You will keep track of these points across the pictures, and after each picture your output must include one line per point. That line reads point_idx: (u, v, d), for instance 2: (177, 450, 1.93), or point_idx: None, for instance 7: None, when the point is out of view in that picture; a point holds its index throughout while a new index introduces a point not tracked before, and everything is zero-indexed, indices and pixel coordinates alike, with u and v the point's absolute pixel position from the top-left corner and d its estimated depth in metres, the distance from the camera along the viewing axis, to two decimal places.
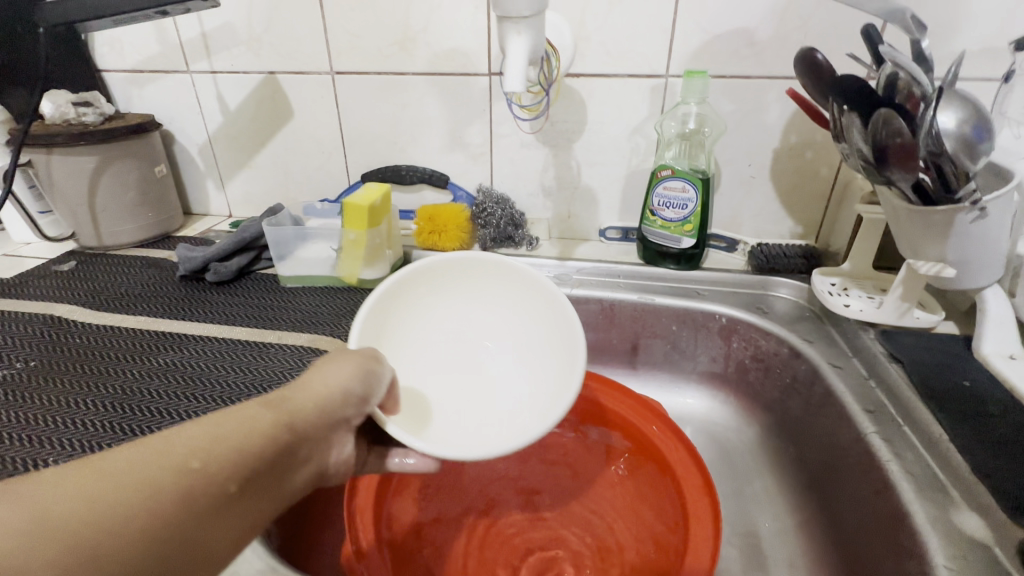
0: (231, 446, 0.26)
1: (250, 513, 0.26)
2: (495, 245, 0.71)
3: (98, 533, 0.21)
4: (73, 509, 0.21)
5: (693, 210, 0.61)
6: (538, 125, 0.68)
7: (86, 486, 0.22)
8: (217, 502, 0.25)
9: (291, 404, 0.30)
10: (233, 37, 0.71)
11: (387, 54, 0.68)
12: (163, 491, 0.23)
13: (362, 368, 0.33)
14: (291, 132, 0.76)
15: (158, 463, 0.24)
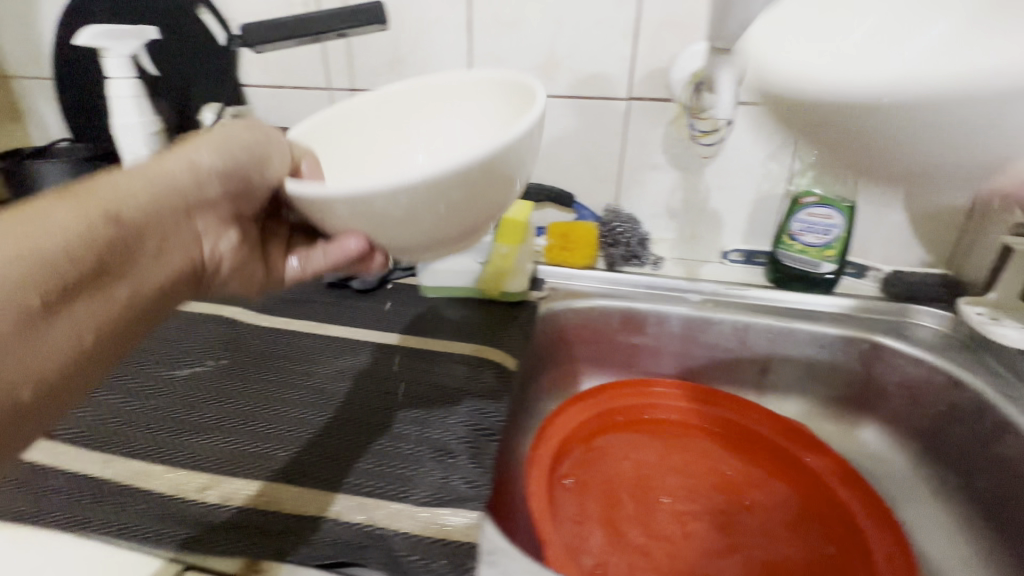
0: (80, 239, 0.30)
1: (136, 289, 0.33)
2: (622, 263, 0.73)
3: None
4: (1, 269, 0.27)
5: (836, 236, 0.63)
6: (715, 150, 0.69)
7: (19, 234, 0.28)
8: (76, 266, 0.29)
9: (127, 184, 0.35)
10: (378, 57, 0.74)
11: (528, 77, 0.71)
12: (49, 258, 0.29)
13: (213, 154, 0.39)
14: None
15: (29, 248, 0.28)
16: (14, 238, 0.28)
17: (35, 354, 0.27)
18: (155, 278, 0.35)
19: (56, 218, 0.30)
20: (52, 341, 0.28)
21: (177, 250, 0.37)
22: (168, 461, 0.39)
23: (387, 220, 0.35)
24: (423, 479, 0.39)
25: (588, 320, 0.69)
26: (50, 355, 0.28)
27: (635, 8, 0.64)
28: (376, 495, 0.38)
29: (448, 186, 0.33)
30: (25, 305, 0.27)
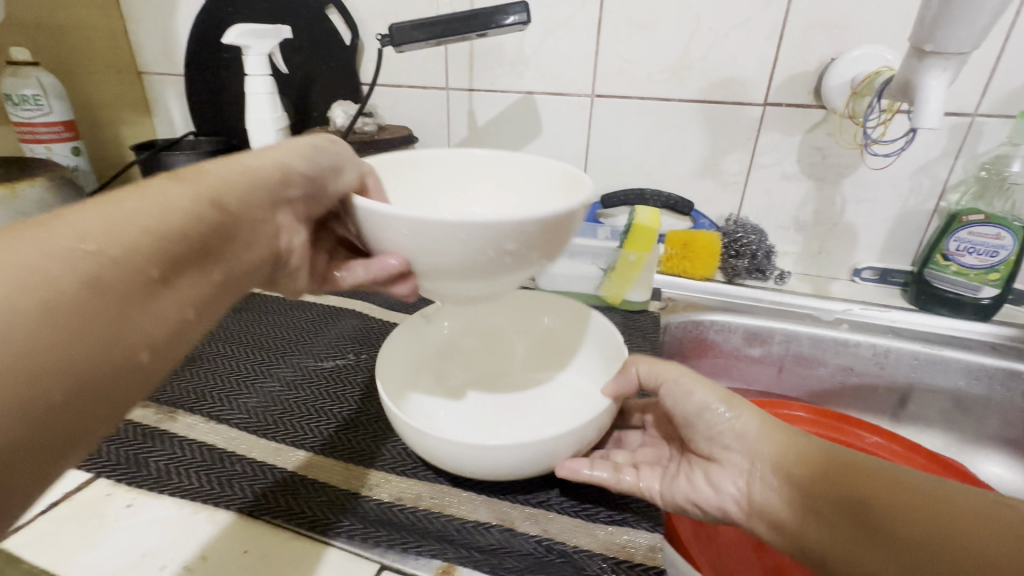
0: (189, 224, 0.26)
1: (225, 272, 0.29)
2: (743, 276, 0.70)
3: (110, 281, 0.22)
4: (114, 263, 0.22)
5: (1005, 258, 0.57)
6: (889, 160, 0.64)
7: (120, 212, 0.24)
8: (179, 254, 0.25)
9: (223, 173, 0.31)
10: (500, 58, 0.74)
11: (657, 80, 0.69)
12: (170, 234, 0.25)
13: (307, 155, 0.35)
14: (534, 150, 0.78)
15: (154, 235, 0.24)
16: (123, 208, 0.24)
17: (156, 332, 0.24)
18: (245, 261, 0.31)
19: (172, 196, 0.26)
20: (157, 320, 0.24)
21: (262, 242, 0.32)
22: (336, 454, 0.40)
23: (438, 264, 0.31)
24: (586, 493, 0.38)
25: (708, 334, 0.66)
26: (159, 333, 0.24)
27: (782, 9, 0.61)
28: (547, 507, 0.36)
29: (505, 235, 0.29)
30: (144, 277, 0.23)
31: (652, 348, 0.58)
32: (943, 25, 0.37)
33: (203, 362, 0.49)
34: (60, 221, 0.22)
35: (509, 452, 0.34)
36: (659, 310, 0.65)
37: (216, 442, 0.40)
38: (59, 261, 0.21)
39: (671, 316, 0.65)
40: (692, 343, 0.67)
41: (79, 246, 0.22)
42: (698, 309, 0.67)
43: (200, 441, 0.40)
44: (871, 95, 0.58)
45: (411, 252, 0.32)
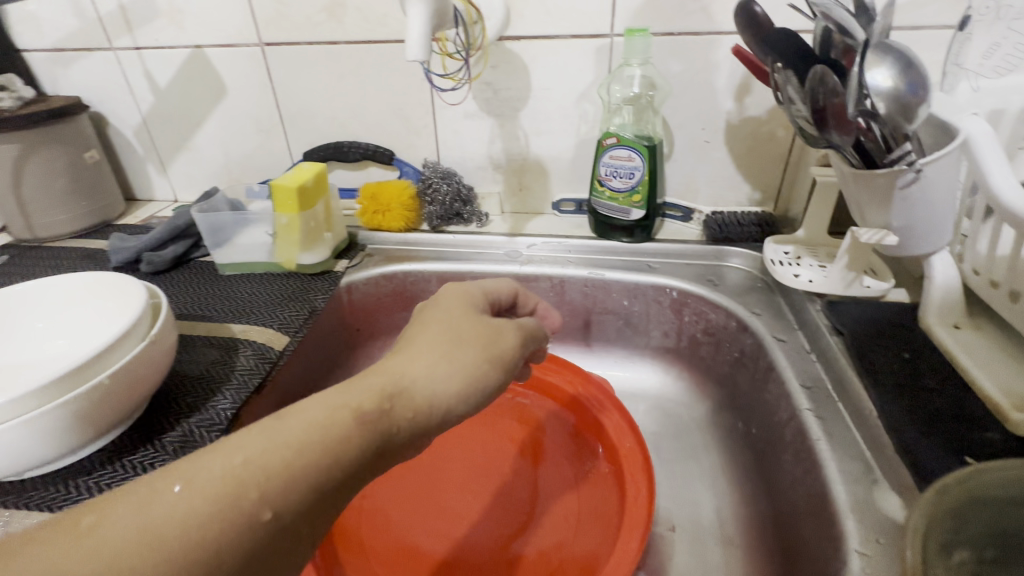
0: (293, 473, 0.24)
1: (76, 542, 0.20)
2: (443, 223, 0.69)
3: (212, 509, 0.22)
4: (179, 516, 0.21)
5: (640, 179, 0.58)
6: (460, 95, 0.65)
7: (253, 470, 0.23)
8: (272, 530, 0.23)
9: (314, 414, 0.26)
10: (154, 9, 0.66)
11: (317, 22, 0.64)
12: (286, 474, 0.24)
13: (482, 381, 0.31)
14: (227, 110, 0.72)
15: (257, 496, 0.23)
16: (263, 454, 0.24)
17: (273, 459, 0.24)
18: (208, 564, 0.21)
19: (311, 413, 0.26)
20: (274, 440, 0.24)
21: (269, 533, 0.23)
22: None
23: None
24: (100, 484, 0.37)
25: (404, 286, 0.66)
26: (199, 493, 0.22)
27: None
28: (36, 506, 0.36)
29: None
30: (244, 520, 0.22)
31: (310, 313, 0.57)
32: None
33: None
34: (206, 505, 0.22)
35: None
36: (345, 269, 0.64)
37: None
38: (214, 524, 0.22)
39: (357, 274, 0.64)
40: (391, 296, 0.67)
41: (171, 495, 0.22)
42: (392, 261, 0.66)
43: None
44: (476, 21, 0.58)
45: None
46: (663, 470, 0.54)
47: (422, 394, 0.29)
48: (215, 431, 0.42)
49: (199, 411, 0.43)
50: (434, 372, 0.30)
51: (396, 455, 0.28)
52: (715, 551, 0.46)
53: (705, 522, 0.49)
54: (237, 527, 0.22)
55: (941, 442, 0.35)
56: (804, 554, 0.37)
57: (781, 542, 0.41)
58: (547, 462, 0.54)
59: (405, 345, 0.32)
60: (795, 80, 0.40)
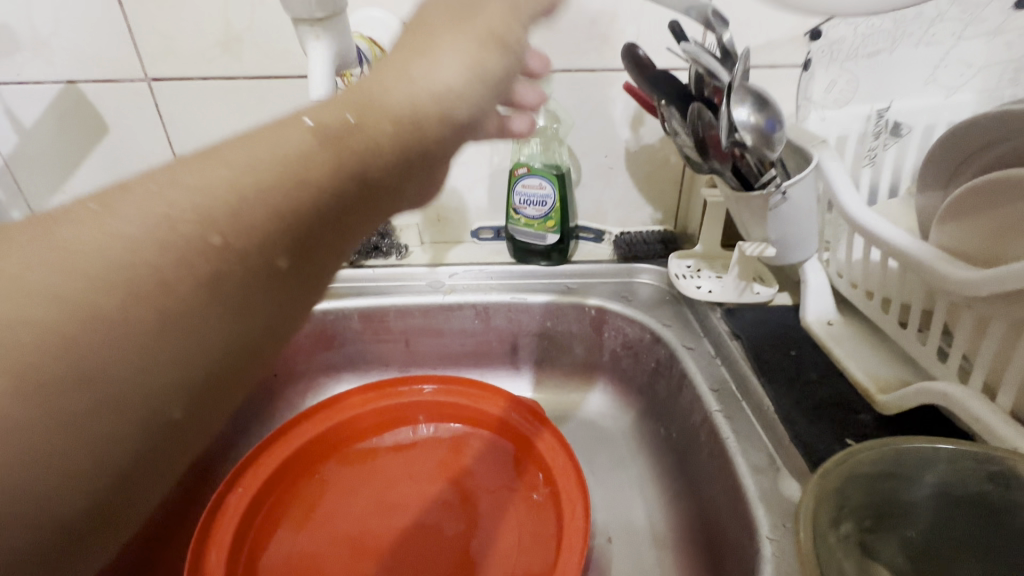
0: (230, 198, 0.20)
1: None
2: (363, 256, 0.68)
3: (133, 250, 0.18)
4: (86, 252, 0.18)
5: (552, 206, 0.61)
6: None
7: (159, 196, 0.19)
8: (228, 262, 0.20)
9: (245, 145, 0.22)
10: (14, 42, 0.60)
11: (211, 57, 0.61)
12: (213, 208, 0.20)
13: (479, 79, 0.28)
14: (109, 149, 0.66)
15: (197, 218, 0.19)
16: (173, 189, 0.20)
17: (194, 192, 0.20)
18: (147, 289, 0.18)
19: (245, 143, 0.22)
20: (200, 174, 0.20)
21: (222, 259, 0.19)
22: None
23: None
24: None
25: (323, 325, 0.64)
26: (92, 241, 0.18)
27: None
28: None
29: None
30: (182, 254, 0.19)
31: None
32: None
33: None
34: (115, 243, 0.18)
35: None
36: None
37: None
38: (127, 259, 0.18)
39: None
40: (310, 336, 0.64)
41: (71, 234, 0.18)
42: None
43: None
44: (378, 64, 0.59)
45: None
46: (596, 483, 0.56)
47: (398, 101, 0.25)
48: None
49: None
50: (409, 87, 0.26)
51: (386, 182, 0.24)
52: (649, 556, 0.48)
53: (638, 529, 0.51)
54: (181, 257, 0.19)
55: (826, 428, 0.40)
56: (725, 546, 0.40)
57: (705, 538, 0.44)
58: (478, 487, 0.54)
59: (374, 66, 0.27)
60: (677, 115, 0.44)
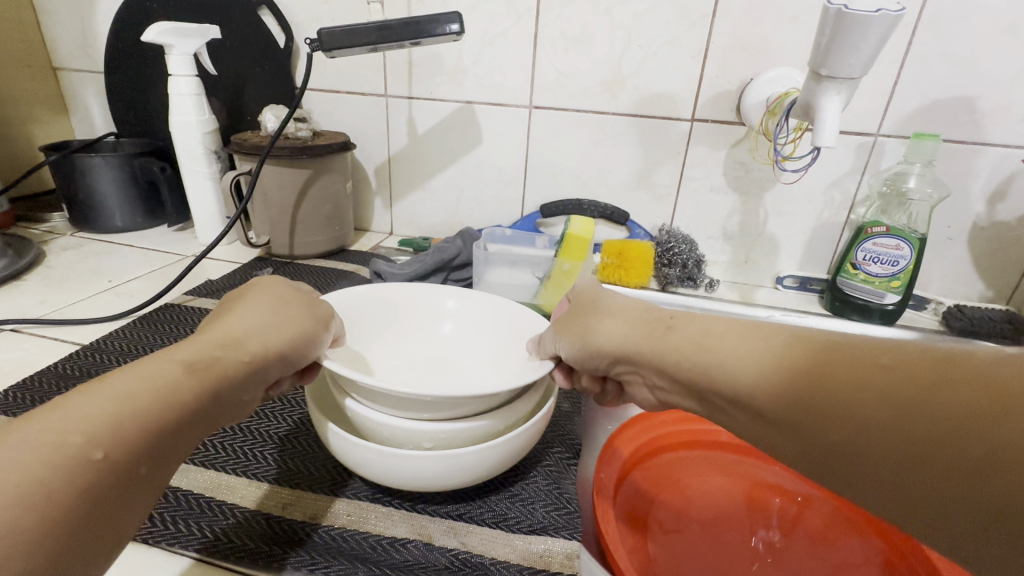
0: (213, 382, 0.29)
1: (228, 332, 0.32)
2: (676, 284, 0.71)
3: (174, 406, 0.26)
4: (129, 409, 0.25)
5: (904, 266, 0.62)
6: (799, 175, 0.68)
7: (182, 370, 0.28)
8: (180, 432, 0.26)
9: (237, 326, 0.33)
10: (439, 67, 0.74)
11: (592, 94, 0.71)
12: (204, 382, 0.28)
13: (302, 328, 0.35)
14: (474, 159, 0.78)
15: (218, 364, 0.29)
16: (186, 354, 0.29)
17: (191, 365, 0.28)
18: (137, 443, 0.24)
19: (228, 329, 0.32)
20: (224, 351, 0.30)
21: (173, 420, 0.26)
22: (248, 474, 0.38)
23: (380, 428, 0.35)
24: (511, 504, 0.38)
25: None
26: (88, 410, 0.24)
27: (705, 30, 0.64)
28: (467, 520, 0.36)
29: (419, 437, 0.34)
30: (168, 419, 0.26)
31: None
32: (835, 51, 0.42)
33: None
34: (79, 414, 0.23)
35: (391, 462, 0.34)
36: None
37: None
38: (143, 405, 0.25)
39: None
40: None
41: (200, 360, 0.29)
42: None
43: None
44: (781, 114, 0.61)
45: (365, 422, 0.35)
46: None
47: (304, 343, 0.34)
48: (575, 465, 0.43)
49: (550, 444, 0.44)
50: (260, 320, 0.34)
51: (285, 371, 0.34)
52: None
53: None
54: (157, 418, 0.25)
55: None
56: None
57: None
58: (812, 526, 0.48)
59: (256, 306, 0.35)
60: None
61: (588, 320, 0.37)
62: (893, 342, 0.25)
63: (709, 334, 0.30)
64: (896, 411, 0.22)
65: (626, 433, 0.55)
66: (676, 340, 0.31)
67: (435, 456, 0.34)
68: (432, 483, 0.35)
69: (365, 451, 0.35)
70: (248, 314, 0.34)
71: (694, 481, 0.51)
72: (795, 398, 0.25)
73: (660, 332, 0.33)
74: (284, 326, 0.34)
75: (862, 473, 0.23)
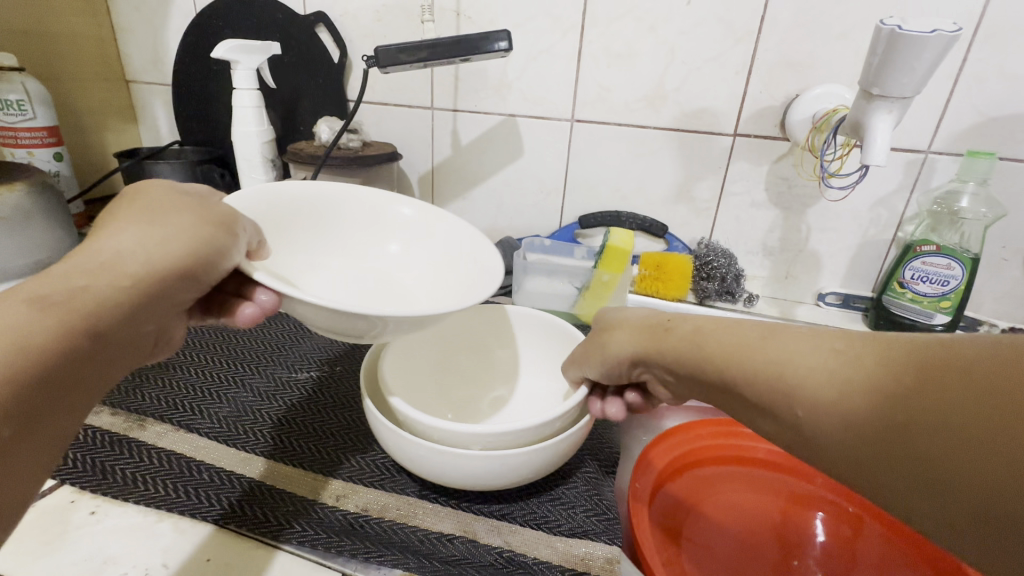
0: (76, 316, 0.27)
1: (100, 255, 0.30)
2: (714, 298, 0.71)
3: (26, 354, 0.25)
4: None
5: (954, 286, 0.60)
6: (846, 193, 0.67)
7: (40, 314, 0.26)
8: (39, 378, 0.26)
9: (110, 248, 0.30)
10: (484, 82, 0.76)
11: (633, 108, 0.72)
12: (66, 324, 0.27)
13: (193, 239, 0.32)
14: (515, 170, 0.80)
15: (81, 300, 0.28)
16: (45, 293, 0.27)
17: (44, 311, 0.26)
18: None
19: (100, 254, 0.30)
20: (96, 281, 0.29)
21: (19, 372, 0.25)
22: (304, 465, 0.40)
23: (428, 427, 0.36)
24: (553, 506, 0.39)
25: None
26: None
27: (749, 47, 0.65)
28: (510, 519, 0.37)
29: (467, 439, 0.36)
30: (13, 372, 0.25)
31: None
32: (888, 71, 0.42)
33: (175, 369, 0.50)
34: None
35: (439, 461, 0.36)
36: None
37: (164, 446, 0.40)
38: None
39: None
40: None
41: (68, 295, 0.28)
42: None
43: (149, 445, 0.41)
44: (829, 130, 0.61)
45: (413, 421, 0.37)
46: None
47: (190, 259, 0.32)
48: (614, 472, 0.44)
49: (590, 451, 0.45)
50: (139, 236, 0.31)
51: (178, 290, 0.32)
52: None
53: None
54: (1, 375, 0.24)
55: None
56: None
57: None
58: (853, 550, 0.47)
59: (137, 216, 0.33)
60: None
61: (603, 337, 0.43)
62: (963, 338, 0.26)
63: (750, 334, 0.34)
64: (981, 415, 0.23)
65: (659, 446, 0.54)
66: (701, 341, 0.35)
67: (483, 459, 0.35)
68: (475, 481, 0.37)
69: (416, 450, 0.36)
70: (125, 230, 0.32)
71: (728, 494, 0.51)
72: (852, 389, 0.27)
73: (661, 333, 0.38)
74: (166, 245, 0.31)
75: (919, 463, 0.25)
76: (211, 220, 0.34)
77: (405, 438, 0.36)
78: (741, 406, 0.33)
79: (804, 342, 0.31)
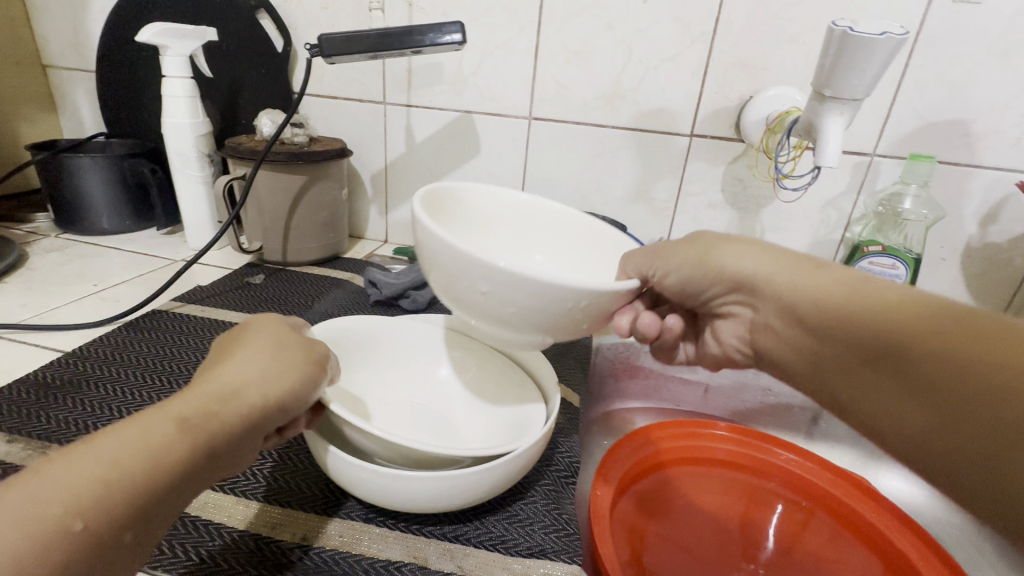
0: (164, 460, 0.25)
1: (218, 383, 0.28)
2: None
3: (110, 501, 0.23)
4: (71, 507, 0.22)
5: None
6: (800, 194, 0.68)
7: (112, 461, 0.23)
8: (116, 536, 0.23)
9: (218, 381, 0.28)
10: (439, 77, 0.73)
11: (592, 107, 0.71)
12: (161, 470, 0.24)
13: (301, 377, 0.31)
14: (472, 168, 0.78)
15: (166, 442, 0.25)
16: (124, 440, 0.24)
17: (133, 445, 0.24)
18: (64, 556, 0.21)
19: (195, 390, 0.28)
20: (187, 406, 0.27)
21: (76, 544, 0.22)
22: (236, 491, 0.37)
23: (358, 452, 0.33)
24: (510, 524, 0.37)
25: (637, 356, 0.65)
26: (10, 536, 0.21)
27: (705, 47, 0.65)
28: (464, 541, 0.35)
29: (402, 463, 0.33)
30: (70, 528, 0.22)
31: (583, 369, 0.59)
32: (839, 72, 0.42)
33: (90, 388, 0.45)
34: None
35: (377, 484, 0.33)
36: None
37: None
38: (43, 538, 0.21)
39: None
40: None
41: (159, 431, 0.25)
42: None
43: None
44: (782, 132, 0.62)
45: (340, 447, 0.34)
46: None
47: (259, 389, 0.29)
48: (573, 483, 0.42)
49: (549, 462, 0.43)
50: (252, 369, 0.30)
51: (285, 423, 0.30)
52: None
53: None
54: (47, 529, 0.21)
55: None
56: None
57: None
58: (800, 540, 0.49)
59: (258, 349, 0.31)
60: None
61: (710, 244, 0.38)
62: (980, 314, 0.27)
63: (859, 289, 0.31)
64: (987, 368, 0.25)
65: (622, 449, 0.51)
66: (834, 300, 0.31)
67: (425, 482, 0.33)
68: (414, 502, 0.34)
69: (353, 473, 0.34)
70: (239, 360, 0.30)
71: (683, 498, 0.51)
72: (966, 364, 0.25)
73: (808, 270, 0.34)
74: (284, 376, 0.30)
75: (927, 399, 0.26)
76: (298, 343, 0.33)
77: (339, 460, 0.34)
78: (828, 362, 0.32)
79: (868, 296, 0.30)
